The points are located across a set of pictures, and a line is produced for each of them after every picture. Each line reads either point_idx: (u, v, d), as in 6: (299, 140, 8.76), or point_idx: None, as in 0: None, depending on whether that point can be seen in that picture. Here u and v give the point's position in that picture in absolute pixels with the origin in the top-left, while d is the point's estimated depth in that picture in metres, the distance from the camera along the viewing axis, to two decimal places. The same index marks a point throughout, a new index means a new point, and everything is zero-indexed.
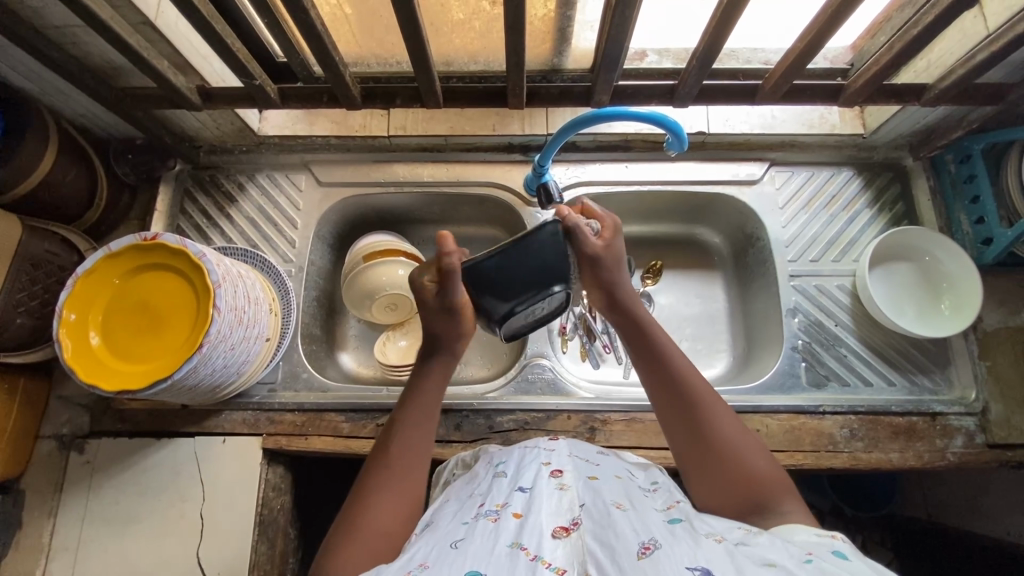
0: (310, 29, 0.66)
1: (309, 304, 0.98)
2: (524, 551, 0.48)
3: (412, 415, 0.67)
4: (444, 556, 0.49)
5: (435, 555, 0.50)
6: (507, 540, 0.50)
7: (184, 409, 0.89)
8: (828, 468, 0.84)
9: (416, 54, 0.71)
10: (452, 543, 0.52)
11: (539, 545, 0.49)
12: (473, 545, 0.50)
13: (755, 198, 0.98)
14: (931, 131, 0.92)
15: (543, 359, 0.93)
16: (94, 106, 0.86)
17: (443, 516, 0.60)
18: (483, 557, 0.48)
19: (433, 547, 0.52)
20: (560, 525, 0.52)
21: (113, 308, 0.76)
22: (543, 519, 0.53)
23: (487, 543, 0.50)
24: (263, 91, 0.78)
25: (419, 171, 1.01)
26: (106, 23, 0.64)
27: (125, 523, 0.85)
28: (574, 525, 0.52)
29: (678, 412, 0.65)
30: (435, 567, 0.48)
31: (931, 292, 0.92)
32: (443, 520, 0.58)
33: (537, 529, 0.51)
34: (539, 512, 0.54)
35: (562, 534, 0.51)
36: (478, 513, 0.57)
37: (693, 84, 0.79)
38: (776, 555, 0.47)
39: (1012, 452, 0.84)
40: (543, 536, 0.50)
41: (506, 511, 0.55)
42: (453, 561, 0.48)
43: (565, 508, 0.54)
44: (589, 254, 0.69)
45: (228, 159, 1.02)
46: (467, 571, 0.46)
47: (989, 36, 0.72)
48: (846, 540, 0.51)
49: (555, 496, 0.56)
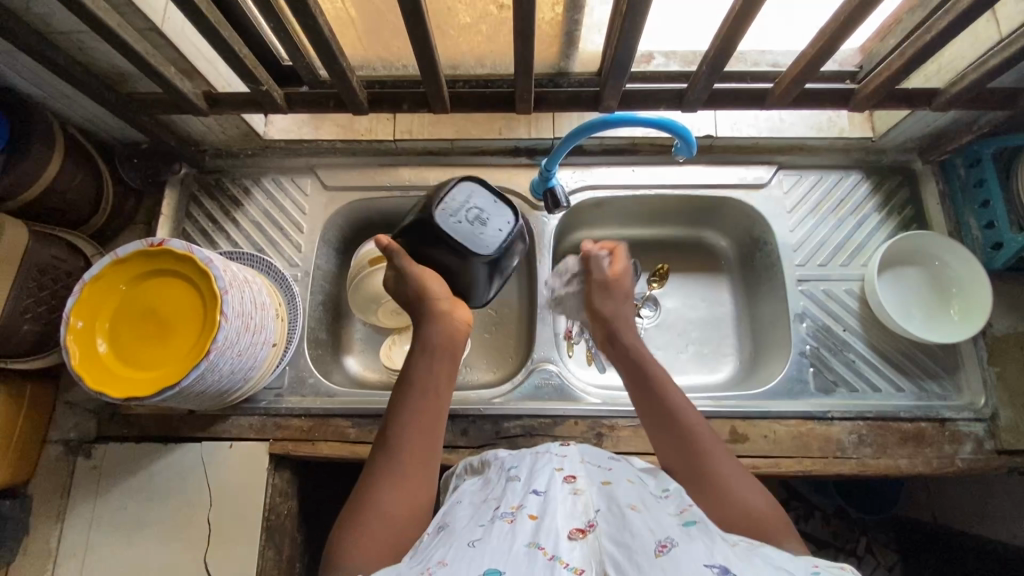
0: (318, 37, 0.66)
1: (316, 309, 0.98)
2: (541, 551, 0.49)
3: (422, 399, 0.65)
4: (462, 556, 0.50)
5: (453, 553, 0.51)
6: (524, 540, 0.51)
7: (190, 415, 0.89)
8: (835, 474, 0.84)
9: (424, 60, 0.71)
10: (469, 542, 0.52)
11: (556, 545, 0.50)
12: (491, 544, 0.51)
13: (763, 202, 0.97)
14: (941, 135, 0.91)
15: (549, 364, 0.93)
16: (100, 111, 0.85)
17: (458, 518, 0.59)
18: (501, 557, 0.49)
19: (450, 547, 0.52)
20: (576, 527, 0.52)
21: (124, 310, 0.76)
22: (558, 523, 0.52)
23: (504, 544, 0.51)
24: (270, 97, 0.78)
25: (425, 174, 1.00)
26: (114, 31, 0.64)
27: (134, 528, 0.85)
28: (590, 526, 0.52)
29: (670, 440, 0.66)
30: (453, 566, 0.48)
31: (941, 297, 0.92)
32: (458, 522, 0.58)
33: (554, 531, 0.51)
34: (554, 514, 0.54)
35: (579, 536, 0.51)
36: (493, 516, 0.56)
37: (702, 89, 0.78)
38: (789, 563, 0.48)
39: (1020, 458, 0.84)
40: (559, 537, 0.51)
41: (521, 514, 0.55)
42: (471, 561, 0.49)
43: (580, 512, 0.54)
44: (598, 279, 0.80)
45: (233, 163, 1.02)
46: (486, 570, 0.47)
47: (1003, 41, 0.71)
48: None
49: (569, 500, 0.56)
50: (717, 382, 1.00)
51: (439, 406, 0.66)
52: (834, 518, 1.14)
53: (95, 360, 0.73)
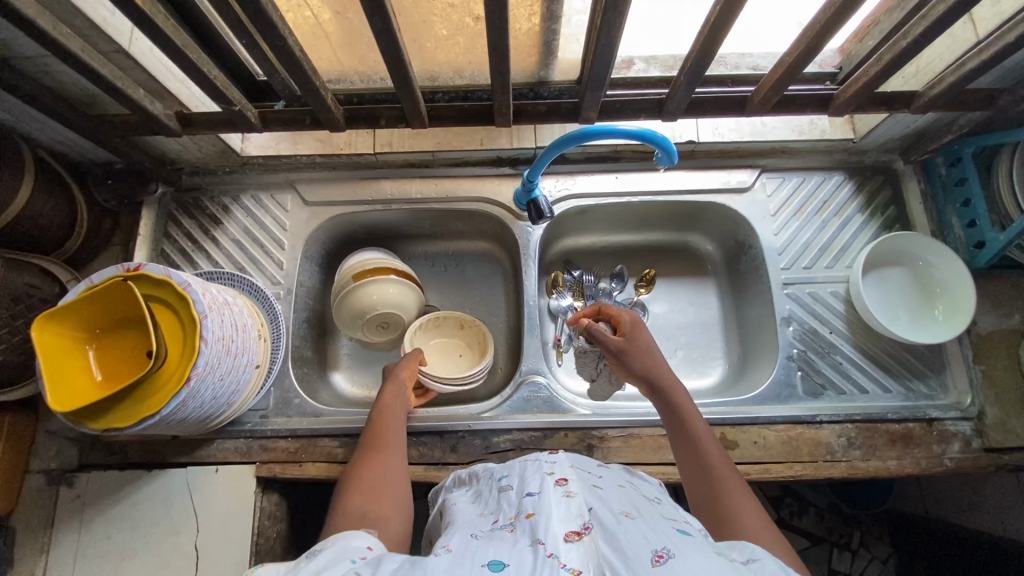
0: (290, 56, 0.64)
1: (299, 327, 0.97)
2: (541, 547, 0.48)
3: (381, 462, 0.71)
4: (466, 547, 0.50)
5: (457, 541, 0.52)
6: (526, 540, 0.50)
7: (175, 439, 0.88)
8: (826, 478, 0.84)
9: (399, 76, 0.70)
10: (474, 534, 0.54)
11: (555, 545, 0.48)
12: (494, 543, 0.51)
13: (746, 206, 0.97)
14: (921, 135, 0.91)
15: (538, 376, 0.92)
16: (72, 133, 0.83)
17: (461, 517, 0.60)
18: (505, 552, 0.49)
19: (454, 537, 0.53)
20: (572, 530, 0.50)
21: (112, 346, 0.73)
22: (554, 524, 0.51)
23: (507, 544, 0.50)
24: (243, 116, 0.76)
25: (407, 187, 0.99)
26: (78, 56, 0.62)
27: (118, 558, 0.83)
28: (586, 529, 0.51)
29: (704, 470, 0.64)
30: (458, 557, 0.48)
31: (925, 297, 0.92)
32: (460, 522, 0.59)
33: (550, 531, 0.50)
34: (550, 514, 0.53)
35: (575, 538, 0.49)
36: (493, 523, 0.56)
37: (681, 97, 0.77)
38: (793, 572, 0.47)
39: (1008, 456, 0.84)
40: (556, 539, 0.49)
41: (519, 520, 0.54)
42: (473, 554, 0.49)
43: (575, 514, 0.53)
44: (612, 349, 0.78)
45: (211, 180, 1.00)
46: (489, 561, 0.47)
47: (979, 43, 0.71)
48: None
49: (563, 503, 0.54)
50: (707, 387, 1.00)
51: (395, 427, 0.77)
52: (827, 514, 1.18)
53: (64, 364, 0.69)
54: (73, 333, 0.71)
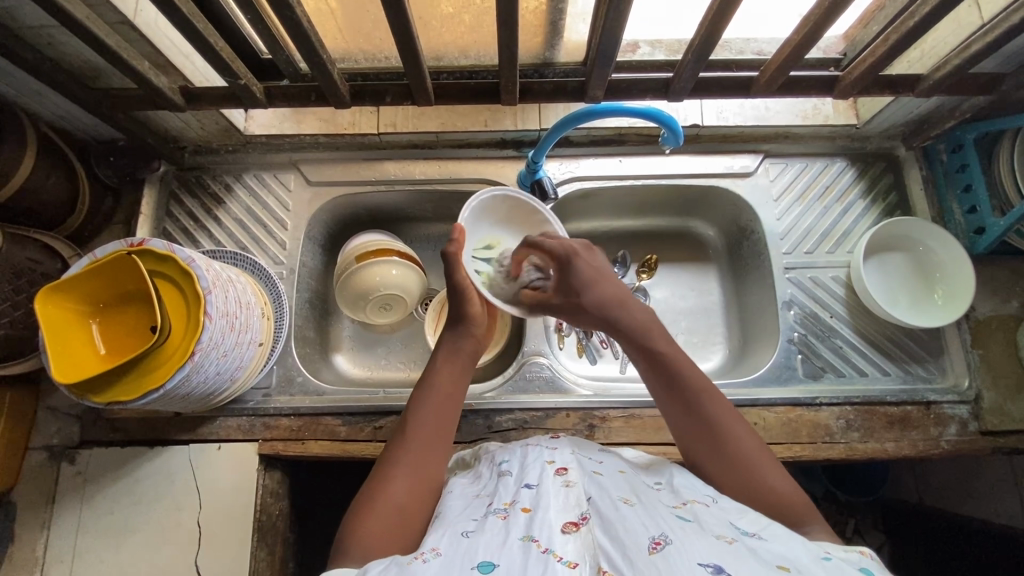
0: (296, 27, 0.64)
1: (302, 306, 0.97)
2: (535, 544, 0.48)
3: (417, 430, 0.66)
4: (456, 547, 0.50)
5: (447, 542, 0.51)
6: (518, 534, 0.50)
7: (177, 417, 0.88)
8: (824, 459, 0.85)
9: (407, 52, 0.70)
10: (464, 532, 0.52)
11: (550, 538, 0.49)
12: (485, 537, 0.50)
13: (748, 190, 0.97)
14: (924, 121, 0.92)
15: (540, 357, 0.93)
16: (74, 108, 0.83)
17: (451, 507, 0.60)
18: (495, 549, 0.48)
19: (443, 536, 0.52)
20: (570, 520, 0.52)
21: (116, 321, 0.73)
22: (551, 515, 0.52)
23: (498, 537, 0.50)
24: (248, 91, 0.76)
25: (410, 168, 0.99)
26: (83, 24, 0.61)
27: (120, 533, 0.83)
28: (583, 520, 0.52)
29: (697, 411, 0.65)
30: (447, 558, 0.48)
31: (924, 282, 0.93)
32: (451, 512, 0.58)
33: (547, 524, 0.51)
34: (548, 508, 0.53)
35: (572, 529, 0.51)
36: (486, 511, 0.56)
37: (688, 77, 0.77)
38: (791, 552, 0.49)
39: (1004, 438, 0.85)
40: (552, 531, 0.50)
41: (514, 508, 0.55)
42: (463, 554, 0.48)
43: (573, 504, 0.54)
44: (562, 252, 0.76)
45: (213, 159, 1.00)
46: (480, 563, 0.47)
47: (984, 26, 0.72)
48: (875, 557, 0.51)
49: (562, 493, 0.55)
50: (707, 371, 1.00)
51: (456, 398, 0.71)
52: (823, 501, 1.19)
53: (67, 339, 0.69)
54: (75, 306, 0.71)
